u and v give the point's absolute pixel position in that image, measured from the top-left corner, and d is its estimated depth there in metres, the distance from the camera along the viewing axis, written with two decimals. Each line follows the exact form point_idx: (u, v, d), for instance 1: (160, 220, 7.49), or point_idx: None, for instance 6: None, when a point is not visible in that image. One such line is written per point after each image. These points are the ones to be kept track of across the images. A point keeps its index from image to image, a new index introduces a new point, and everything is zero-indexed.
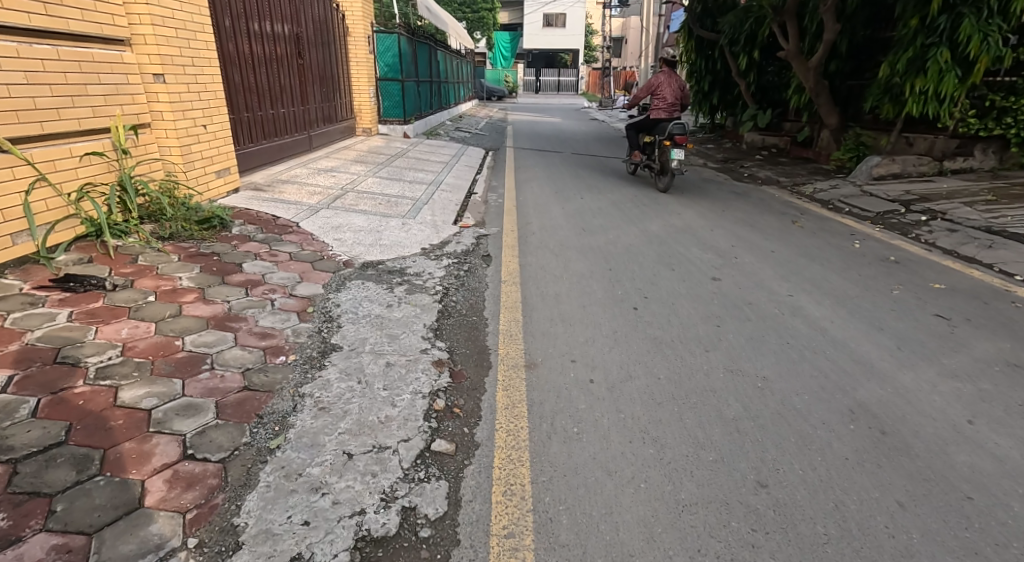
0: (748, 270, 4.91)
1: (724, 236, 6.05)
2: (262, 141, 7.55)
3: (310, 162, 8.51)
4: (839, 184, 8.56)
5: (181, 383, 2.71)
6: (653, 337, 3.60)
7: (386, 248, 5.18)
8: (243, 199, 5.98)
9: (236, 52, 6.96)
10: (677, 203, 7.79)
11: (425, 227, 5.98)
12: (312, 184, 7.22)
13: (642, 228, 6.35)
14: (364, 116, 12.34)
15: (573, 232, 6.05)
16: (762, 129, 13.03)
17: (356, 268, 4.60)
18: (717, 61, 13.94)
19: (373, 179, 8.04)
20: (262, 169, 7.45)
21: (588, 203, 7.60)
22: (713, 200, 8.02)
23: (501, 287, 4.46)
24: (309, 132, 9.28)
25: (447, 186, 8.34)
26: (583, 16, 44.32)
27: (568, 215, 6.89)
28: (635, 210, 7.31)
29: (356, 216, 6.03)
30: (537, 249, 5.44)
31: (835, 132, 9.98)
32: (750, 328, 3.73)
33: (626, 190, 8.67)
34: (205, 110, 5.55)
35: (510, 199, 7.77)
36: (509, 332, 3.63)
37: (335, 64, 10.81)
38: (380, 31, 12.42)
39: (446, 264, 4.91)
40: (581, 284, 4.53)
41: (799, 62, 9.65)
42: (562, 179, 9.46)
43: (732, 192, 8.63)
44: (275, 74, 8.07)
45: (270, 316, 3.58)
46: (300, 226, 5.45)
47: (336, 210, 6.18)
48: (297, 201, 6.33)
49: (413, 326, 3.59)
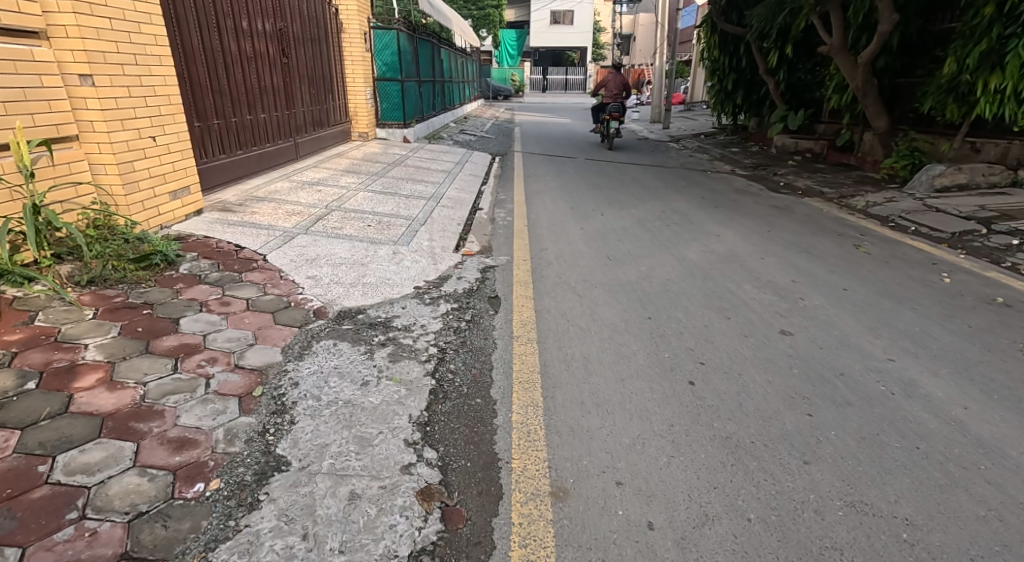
0: (823, 317, 3.92)
1: (779, 267, 5.06)
2: (237, 151, 6.66)
3: (294, 174, 7.59)
4: (895, 197, 7.52)
5: (18, 556, 1.76)
6: (724, 435, 2.61)
7: (370, 289, 4.23)
8: (205, 225, 5.04)
9: (207, 48, 6.02)
10: (712, 221, 6.79)
11: (421, 257, 5.03)
12: (293, 202, 6.29)
13: (678, 256, 5.37)
14: (360, 119, 11.40)
15: (597, 263, 5.08)
16: (792, 132, 12.03)
17: (329, 321, 3.68)
18: (742, 58, 12.99)
19: (364, 194, 7.09)
20: (237, 184, 6.56)
21: (610, 222, 6.61)
22: (751, 217, 7.02)
23: (512, 347, 3.51)
24: (295, 139, 8.35)
25: (448, 200, 7.41)
26: (591, 13, 43.23)
27: (588, 238, 5.91)
28: (665, 231, 6.32)
29: (338, 244, 5.08)
30: (556, 287, 4.48)
31: (884, 136, 8.96)
32: (858, 417, 2.74)
33: (650, 204, 7.68)
34: (155, 120, 4.61)
35: (520, 217, 6.80)
36: (526, 428, 2.67)
37: (327, 64, 9.88)
38: (378, 28, 11.48)
39: (441, 312, 3.95)
40: (616, 342, 3.56)
41: (844, 59, 8.64)
42: (577, 190, 8.48)
43: (771, 207, 7.62)
44: (256, 75, 7.16)
45: (196, 406, 2.61)
46: (267, 258, 4.51)
47: (316, 236, 5.24)
48: (271, 225, 5.39)
49: (392, 422, 2.63)
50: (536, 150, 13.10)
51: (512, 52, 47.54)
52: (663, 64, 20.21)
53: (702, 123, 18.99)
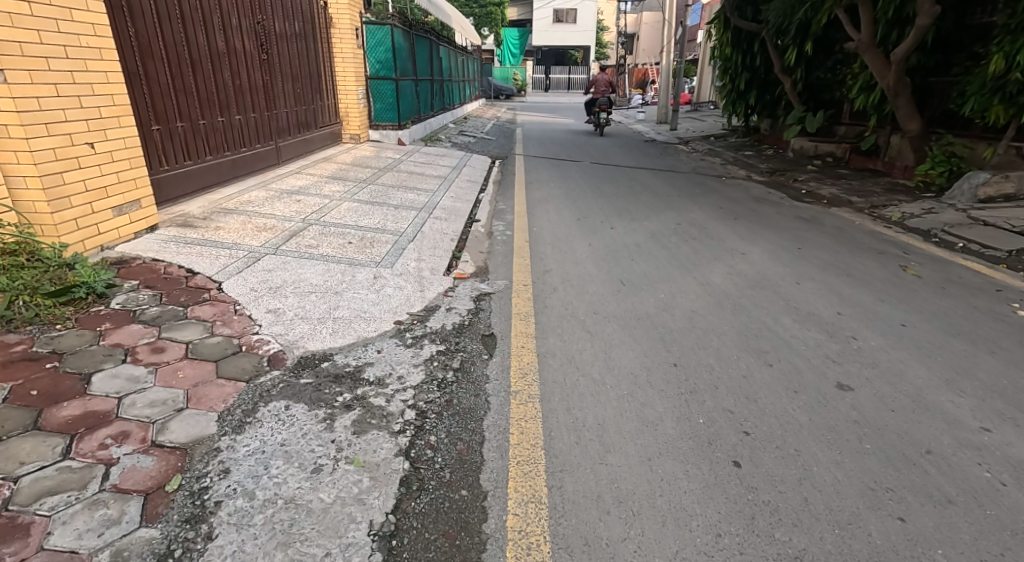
0: (885, 364, 3.25)
1: (819, 294, 4.39)
2: (206, 157, 6.00)
3: (273, 182, 6.92)
4: (935, 207, 6.83)
5: None
6: (792, 554, 1.95)
7: (341, 327, 3.56)
8: (157, 244, 4.38)
9: (170, 41, 5.38)
10: (734, 235, 6.12)
11: (406, 283, 4.38)
12: (266, 215, 5.62)
13: (701, 280, 4.70)
14: (351, 120, 10.68)
15: (608, 289, 4.41)
16: (811, 134, 11.35)
17: (286, 372, 3.01)
18: (756, 56, 12.35)
19: (348, 205, 6.43)
20: (206, 194, 5.92)
21: (621, 237, 5.94)
22: (777, 230, 6.35)
23: (508, 408, 2.84)
24: (277, 142, 7.70)
25: (442, 210, 6.76)
26: (594, 12, 42.51)
27: (598, 257, 5.24)
28: (683, 248, 5.65)
29: (311, 267, 4.41)
30: (562, 322, 3.82)
31: (917, 140, 8.29)
32: (967, 524, 2.07)
33: (664, 215, 7.00)
34: (95, 123, 3.95)
35: (521, 230, 6.14)
36: (526, 545, 2.00)
37: (314, 61, 9.23)
38: (371, 23, 10.81)
39: (425, 356, 3.28)
40: (639, 401, 2.89)
41: (875, 56, 8.03)
42: (583, 199, 7.82)
43: (796, 218, 6.95)
44: (231, 72, 6.51)
45: (79, 513, 1.94)
46: (223, 286, 3.85)
47: (286, 257, 4.57)
48: (235, 242, 4.73)
49: (346, 539, 1.96)
50: (538, 152, 12.43)
51: (513, 51, 46.85)
52: (670, 63, 19.52)
53: (709, 124, 18.29)
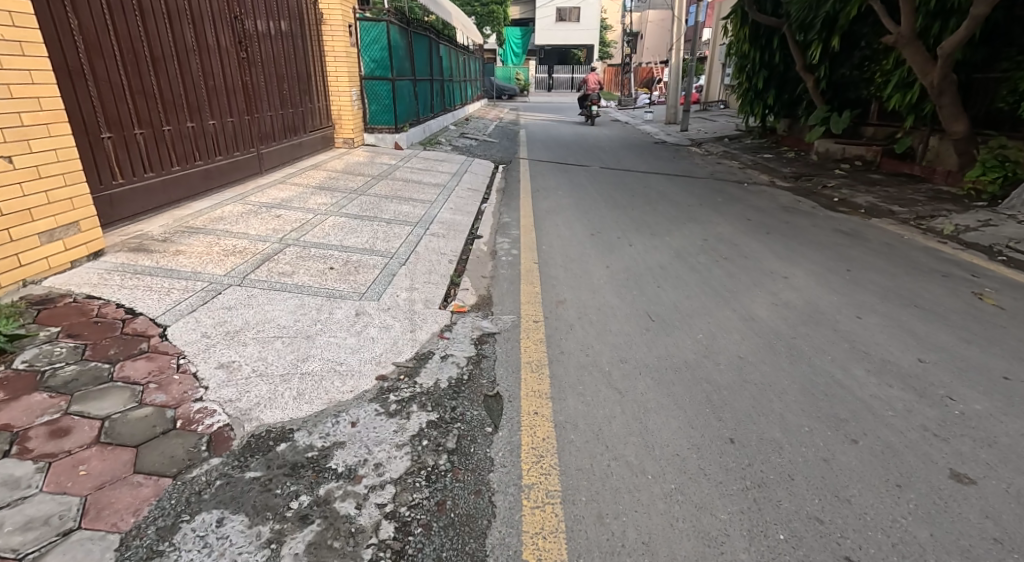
0: (1005, 439, 2.52)
1: (890, 331, 3.67)
2: (172, 167, 5.31)
3: (252, 194, 6.22)
4: (992, 218, 6.10)
5: None
6: None
7: (309, 388, 2.86)
8: (99, 275, 3.70)
9: (126, 37, 4.70)
10: (770, 253, 5.40)
11: (394, 322, 3.68)
12: (238, 234, 4.93)
13: (744, 313, 3.98)
14: (344, 124, 10.01)
15: (636, 329, 3.70)
16: (837, 136, 10.64)
17: (228, 459, 2.31)
18: (776, 52, 11.66)
19: (335, 220, 5.73)
20: (172, 211, 5.23)
21: (643, 256, 5.24)
22: (817, 246, 5.64)
23: (520, 518, 2.13)
24: (259, 149, 7.01)
25: (440, 225, 6.07)
26: (598, 11, 41.71)
27: (618, 284, 4.53)
28: (715, 270, 4.93)
29: (281, 303, 3.71)
30: (583, 377, 3.11)
31: (963, 142, 7.57)
32: None
33: (687, 228, 6.30)
34: (13, 132, 3.29)
35: (528, 249, 5.45)
36: None
37: (303, 60, 8.54)
38: (365, 19, 10.12)
39: (411, 433, 2.57)
40: (694, 503, 2.18)
41: (917, 50, 7.32)
42: (595, 210, 7.12)
43: (835, 231, 6.22)
44: (204, 72, 5.82)
45: None
46: (167, 331, 3.15)
47: (253, 289, 3.87)
48: (194, 271, 4.02)
49: None
50: (544, 156, 11.74)
51: (515, 51, 46.08)
52: (680, 60, 18.80)
53: (721, 125, 17.53)
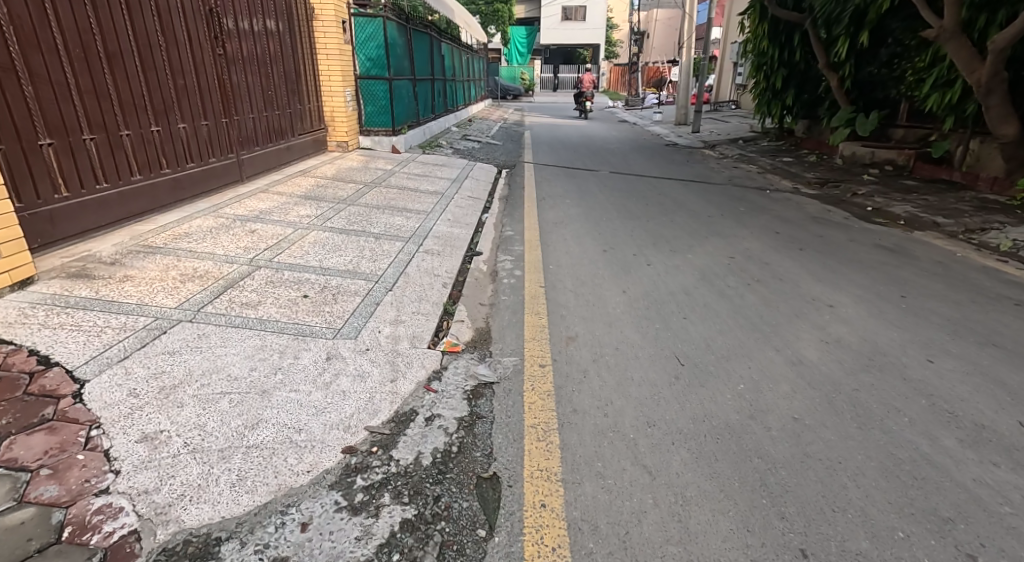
0: None
1: (974, 380, 3.02)
2: (131, 176, 4.71)
3: (228, 205, 5.63)
4: None
5: None
6: None
7: (255, 469, 2.24)
8: (20, 310, 3.11)
9: (72, 29, 4.08)
10: (808, 275, 4.76)
11: (372, 370, 3.06)
12: (202, 254, 4.32)
13: (790, 355, 3.35)
14: (338, 126, 9.39)
15: (663, 378, 3.09)
16: (864, 139, 9.98)
17: None
18: (797, 50, 11.00)
19: (317, 235, 5.13)
20: (130, 226, 4.63)
21: (664, 279, 4.62)
22: (860, 266, 4.99)
23: None
24: (238, 155, 6.41)
25: (435, 239, 5.46)
26: (605, 9, 40.96)
27: (638, 315, 3.91)
28: (748, 297, 4.29)
29: (237, 346, 3.09)
30: (602, 449, 2.50)
31: (1015, 146, 6.92)
32: None
33: (710, 243, 5.67)
34: None
35: (534, 269, 4.84)
36: None
37: (290, 58, 7.94)
38: (360, 14, 9.51)
39: (379, 542, 1.95)
40: None
41: (961, 45, 6.66)
42: (607, 221, 6.50)
43: (876, 247, 5.57)
44: (171, 69, 5.21)
45: None
46: (85, 387, 2.53)
47: (208, 326, 3.25)
48: (140, 302, 3.41)
49: None
50: (550, 160, 11.12)
51: (521, 49, 45.36)
52: (691, 59, 18.16)
53: (734, 126, 16.84)
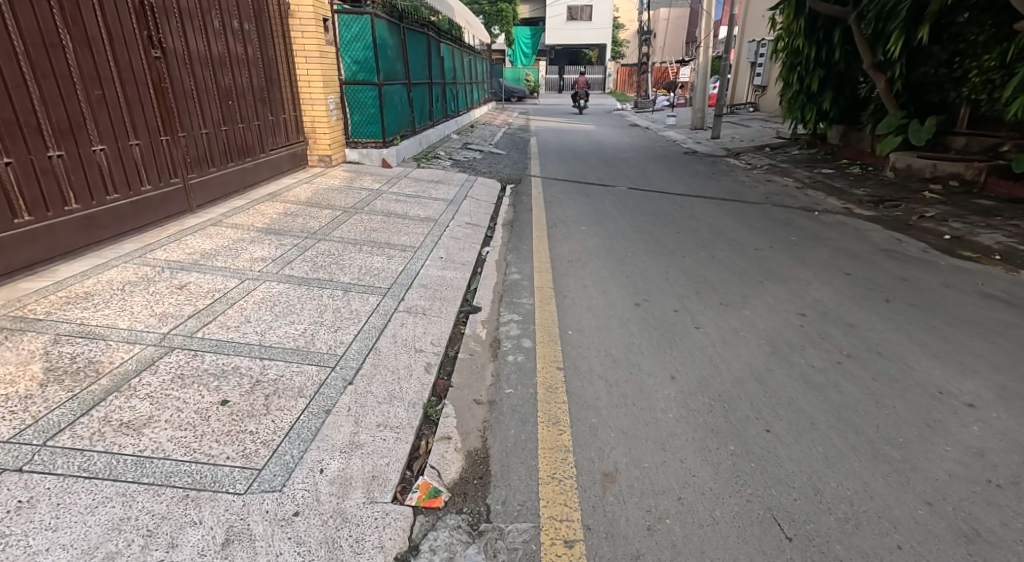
0: None
1: None
2: (13, 218, 3.60)
3: (162, 246, 4.49)
4: None
5: None
6: None
7: None
8: None
9: None
10: (915, 345, 3.56)
11: None
12: (98, 329, 3.17)
13: (953, 516, 2.15)
14: (319, 138, 8.22)
15: None
16: (919, 148, 8.76)
17: None
18: (838, 48, 9.76)
19: (267, 289, 3.97)
20: (10, 286, 3.51)
21: (725, 356, 3.43)
22: (980, 329, 3.78)
23: None
24: (184, 179, 5.27)
25: (420, 288, 4.29)
26: (612, 8, 39.79)
27: (702, 428, 2.73)
28: (847, 386, 3.10)
29: (75, 523, 1.92)
30: None
31: None
32: None
33: (771, 292, 4.47)
34: None
35: (547, 339, 3.65)
36: None
37: (258, 61, 6.79)
38: (345, 11, 8.33)
39: None
40: None
41: None
42: (635, 258, 5.31)
43: (985, 297, 4.35)
44: (81, 77, 4.08)
45: None
46: None
47: (43, 481, 2.07)
48: None
49: None
50: (560, 173, 9.92)
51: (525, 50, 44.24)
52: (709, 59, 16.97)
53: (757, 131, 15.60)
